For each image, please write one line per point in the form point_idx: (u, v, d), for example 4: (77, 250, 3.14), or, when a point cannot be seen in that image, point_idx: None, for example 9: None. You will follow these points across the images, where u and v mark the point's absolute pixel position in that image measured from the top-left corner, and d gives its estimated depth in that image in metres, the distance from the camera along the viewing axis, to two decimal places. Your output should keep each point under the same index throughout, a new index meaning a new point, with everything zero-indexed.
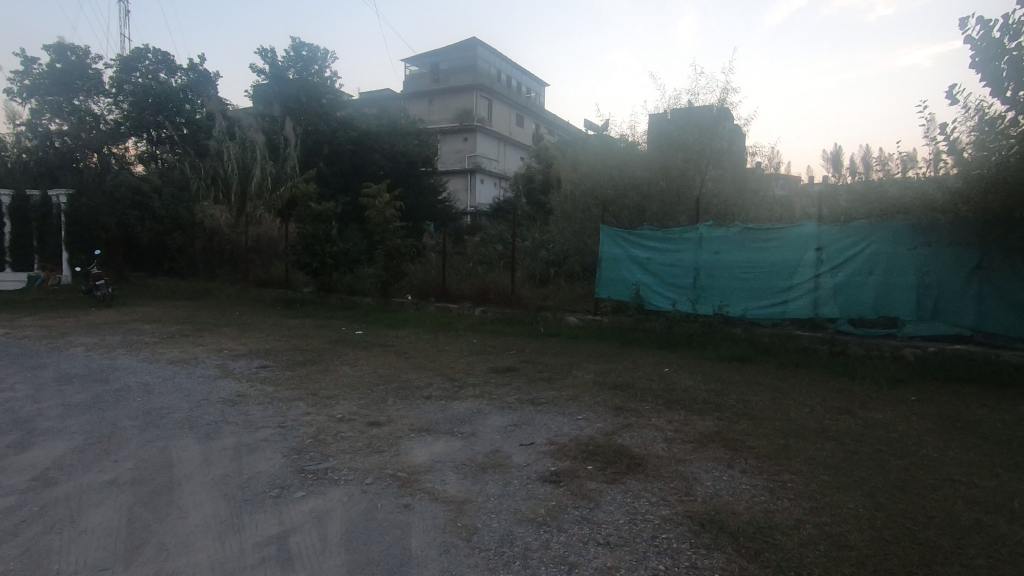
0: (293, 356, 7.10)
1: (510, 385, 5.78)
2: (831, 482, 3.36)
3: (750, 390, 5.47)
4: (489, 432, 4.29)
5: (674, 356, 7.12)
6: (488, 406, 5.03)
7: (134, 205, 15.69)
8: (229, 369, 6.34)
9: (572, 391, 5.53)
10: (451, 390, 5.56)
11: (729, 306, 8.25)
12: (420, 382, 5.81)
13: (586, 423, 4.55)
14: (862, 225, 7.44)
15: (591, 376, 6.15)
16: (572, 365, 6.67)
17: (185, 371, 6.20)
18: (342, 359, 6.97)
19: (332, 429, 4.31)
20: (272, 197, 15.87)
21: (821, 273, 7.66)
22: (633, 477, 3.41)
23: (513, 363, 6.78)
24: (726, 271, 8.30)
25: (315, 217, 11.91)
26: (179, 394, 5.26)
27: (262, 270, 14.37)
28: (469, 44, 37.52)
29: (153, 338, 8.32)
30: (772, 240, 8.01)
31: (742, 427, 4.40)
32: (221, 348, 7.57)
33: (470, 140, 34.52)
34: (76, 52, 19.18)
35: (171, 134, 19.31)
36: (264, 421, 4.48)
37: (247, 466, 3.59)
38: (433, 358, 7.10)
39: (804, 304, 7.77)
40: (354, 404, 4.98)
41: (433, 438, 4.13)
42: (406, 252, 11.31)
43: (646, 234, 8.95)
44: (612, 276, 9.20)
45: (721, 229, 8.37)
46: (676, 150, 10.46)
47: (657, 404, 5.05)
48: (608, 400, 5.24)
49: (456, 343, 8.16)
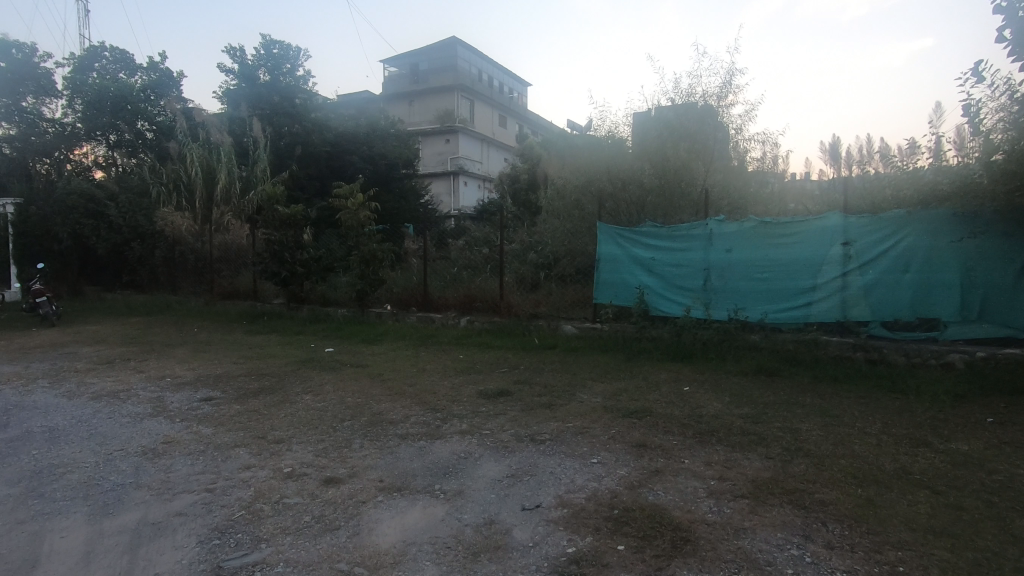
0: (248, 383, 6.05)
1: (504, 415, 4.80)
2: (956, 566, 2.43)
3: (792, 414, 4.57)
4: (481, 488, 3.31)
5: (690, 370, 6.21)
6: (478, 447, 4.05)
7: (88, 213, 14.48)
8: (166, 403, 5.27)
9: (580, 422, 4.57)
10: (433, 424, 4.56)
11: (746, 311, 7.35)
12: (395, 415, 4.81)
13: (606, 470, 3.57)
14: (895, 215, 6.60)
15: (598, 399, 5.21)
16: (575, 384, 5.74)
17: (108, 408, 5.11)
18: (306, 385, 5.95)
19: (277, 493, 3.29)
20: (239, 201, 14.66)
21: (850, 271, 6.80)
22: (683, 566, 2.46)
23: (506, 384, 5.82)
24: (739, 271, 7.41)
25: (282, 223, 10.79)
26: (90, 443, 4.20)
27: (228, 281, 13.24)
28: (451, 43, 36.51)
29: (88, 364, 7.20)
30: (792, 235, 7.14)
31: (801, 471, 3.47)
32: (165, 374, 6.48)
33: (452, 142, 33.58)
34: (23, 50, 17.77)
35: (130, 138, 17.99)
36: (186, 484, 3.43)
37: (143, 564, 2.56)
38: (414, 380, 6.11)
39: (831, 306, 6.90)
40: (309, 451, 3.95)
41: (408, 502, 3.14)
42: (384, 257, 10.25)
43: (649, 232, 8.04)
44: (612, 279, 8.27)
45: (734, 224, 7.48)
46: (674, 138, 9.58)
47: (686, 438, 4.13)
48: (626, 433, 4.28)
49: (440, 360, 7.18)
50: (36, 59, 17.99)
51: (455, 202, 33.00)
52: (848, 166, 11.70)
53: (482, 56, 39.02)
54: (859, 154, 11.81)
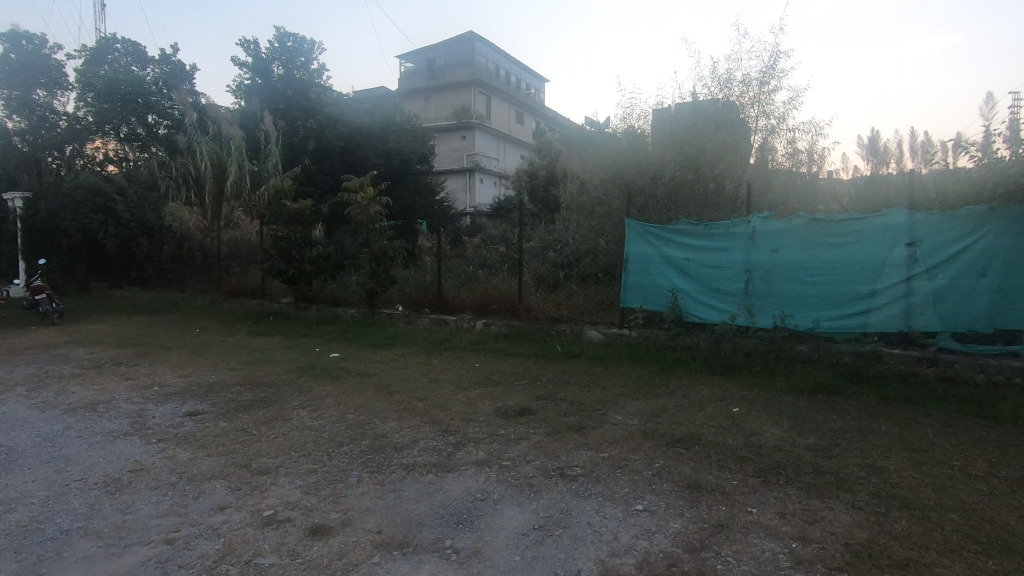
0: (242, 394, 5.46)
1: (527, 440, 4.14)
2: None
3: (870, 447, 3.83)
4: (504, 547, 2.65)
5: (735, 385, 5.50)
6: (500, 484, 3.39)
7: (96, 208, 14.08)
8: (146, 419, 4.68)
9: (618, 452, 3.90)
10: (445, 451, 3.92)
11: (794, 318, 6.59)
12: (402, 438, 4.17)
13: (657, 523, 2.88)
14: (971, 212, 5.81)
15: (633, 421, 4.52)
16: (605, 401, 5.06)
17: (80, 424, 4.53)
18: (305, 398, 5.34)
19: (251, 549, 2.66)
20: (248, 196, 14.18)
21: (915, 274, 6.02)
22: None
23: (527, 400, 5.15)
24: (786, 274, 6.66)
25: (290, 218, 10.25)
26: (47, 470, 3.61)
27: (236, 279, 12.73)
28: (467, 37, 35.91)
29: (76, 369, 6.66)
30: (848, 233, 6.36)
31: (904, 531, 2.76)
32: (153, 383, 5.92)
33: (468, 138, 33.01)
34: (33, 41, 17.47)
35: (141, 132, 17.78)
36: (143, 532, 2.82)
37: None
38: (424, 393, 5.48)
39: (892, 314, 6.12)
40: (298, 487, 3.33)
41: (410, 567, 2.48)
42: (395, 255, 9.63)
43: (683, 229, 7.32)
44: (642, 281, 7.56)
45: (780, 221, 6.72)
46: (711, 129, 8.72)
47: (748, 478, 3.43)
48: (675, 469, 3.58)
49: (455, 368, 6.55)
50: (46, 50, 17.69)
51: (470, 199, 32.49)
52: (885, 160, 10.93)
53: (500, 52, 38.46)
54: (898, 147, 10.99)
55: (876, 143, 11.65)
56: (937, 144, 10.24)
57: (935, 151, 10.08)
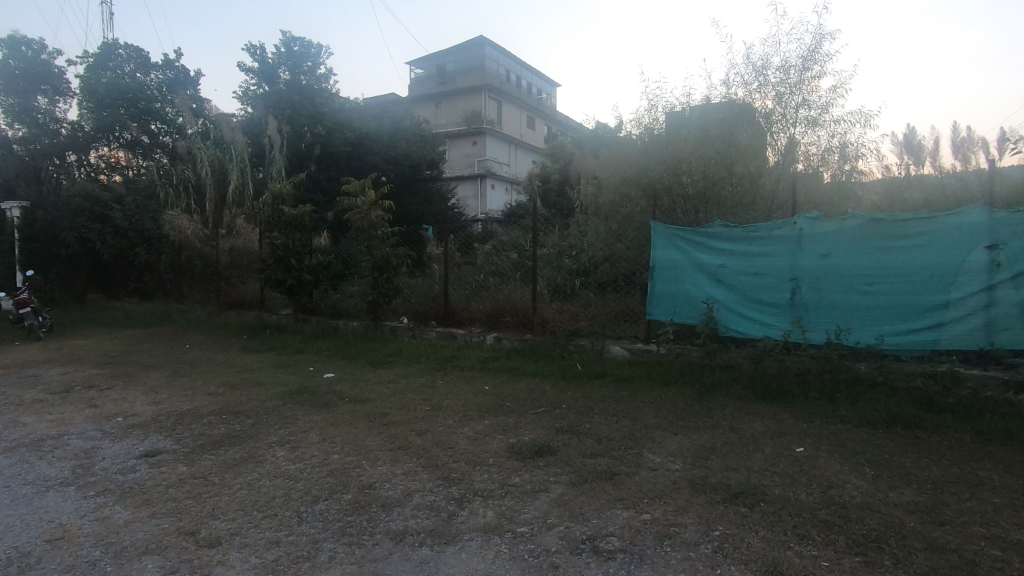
0: (217, 427, 4.72)
1: (547, 493, 3.34)
2: None
3: (990, 509, 2.98)
4: None
5: (791, 416, 4.66)
6: (515, 565, 2.59)
7: (93, 216, 13.55)
8: (94, 461, 3.95)
9: (664, 512, 3.08)
10: (446, 511, 3.13)
11: (851, 334, 5.72)
12: (394, 490, 3.40)
13: None
14: None
15: (676, 466, 3.70)
16: (638, 437, 4.25)
17: (13, 471, 3.79)
18: (286, 431, 4.58)
19: None
20: (249, 203, 13.55)
21: (998, 282, 5.13)
22: None
23: (545, 435, 4.35)
24: (841, 282, 5.79)
25: (288, 225, 9.57)
26: None
27: (234, 290, 12.07)
28: (478, 42, 35.38)
29: (41, 394, 5.97)
30: (914, 235, 5.50)
31: None
32: (118, 413, 5.18)
33: (479, 144, 32.43)
34: (32, 46, 17.11)
35: (144, 140, 17.46)
36: None
37: None
38: (424, 424, 4.70)
39: (971, 328, 5.25)
40: (252, 570, 2.56)
41: None
42: (399, 263, 8.87)
43: (718, 233, 6.47)
44: (672, 291, 6.71)
45: (832, 222, 5.86)
46: (743, 117, 7.83)
47: (842, 557, 2.60)
48: (743, 542, 2.74)
49: (462, 391, 5.79)
50: (46, 55, 17.32)
51: (482, 206, 31.92)
52: (917, 158, 10.09)
53: (511, 56, 37.89)
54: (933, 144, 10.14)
55: (911, 139, 10.80)
56: (979, 141, 9.38)
57: (976, 148, 9.24)
